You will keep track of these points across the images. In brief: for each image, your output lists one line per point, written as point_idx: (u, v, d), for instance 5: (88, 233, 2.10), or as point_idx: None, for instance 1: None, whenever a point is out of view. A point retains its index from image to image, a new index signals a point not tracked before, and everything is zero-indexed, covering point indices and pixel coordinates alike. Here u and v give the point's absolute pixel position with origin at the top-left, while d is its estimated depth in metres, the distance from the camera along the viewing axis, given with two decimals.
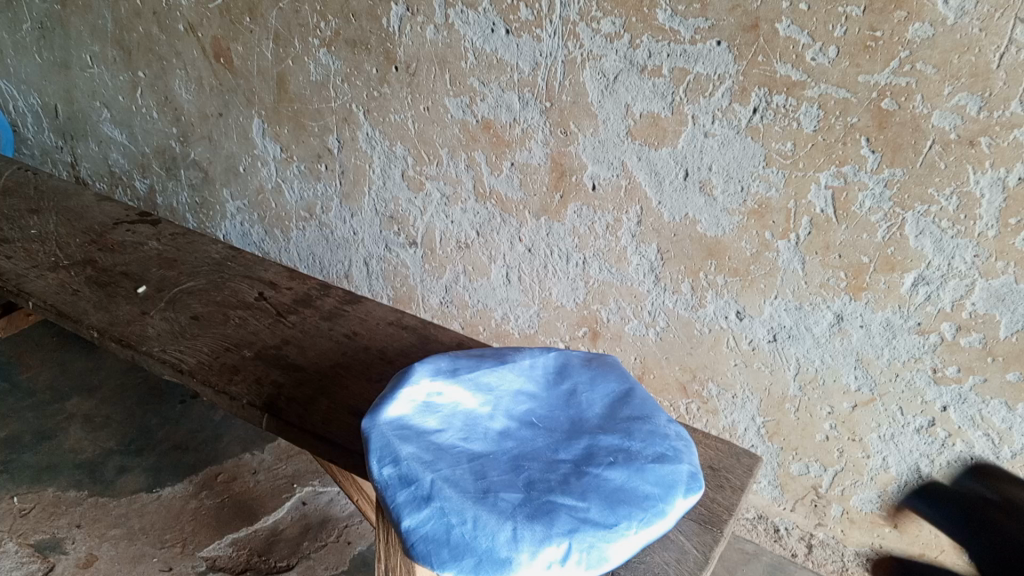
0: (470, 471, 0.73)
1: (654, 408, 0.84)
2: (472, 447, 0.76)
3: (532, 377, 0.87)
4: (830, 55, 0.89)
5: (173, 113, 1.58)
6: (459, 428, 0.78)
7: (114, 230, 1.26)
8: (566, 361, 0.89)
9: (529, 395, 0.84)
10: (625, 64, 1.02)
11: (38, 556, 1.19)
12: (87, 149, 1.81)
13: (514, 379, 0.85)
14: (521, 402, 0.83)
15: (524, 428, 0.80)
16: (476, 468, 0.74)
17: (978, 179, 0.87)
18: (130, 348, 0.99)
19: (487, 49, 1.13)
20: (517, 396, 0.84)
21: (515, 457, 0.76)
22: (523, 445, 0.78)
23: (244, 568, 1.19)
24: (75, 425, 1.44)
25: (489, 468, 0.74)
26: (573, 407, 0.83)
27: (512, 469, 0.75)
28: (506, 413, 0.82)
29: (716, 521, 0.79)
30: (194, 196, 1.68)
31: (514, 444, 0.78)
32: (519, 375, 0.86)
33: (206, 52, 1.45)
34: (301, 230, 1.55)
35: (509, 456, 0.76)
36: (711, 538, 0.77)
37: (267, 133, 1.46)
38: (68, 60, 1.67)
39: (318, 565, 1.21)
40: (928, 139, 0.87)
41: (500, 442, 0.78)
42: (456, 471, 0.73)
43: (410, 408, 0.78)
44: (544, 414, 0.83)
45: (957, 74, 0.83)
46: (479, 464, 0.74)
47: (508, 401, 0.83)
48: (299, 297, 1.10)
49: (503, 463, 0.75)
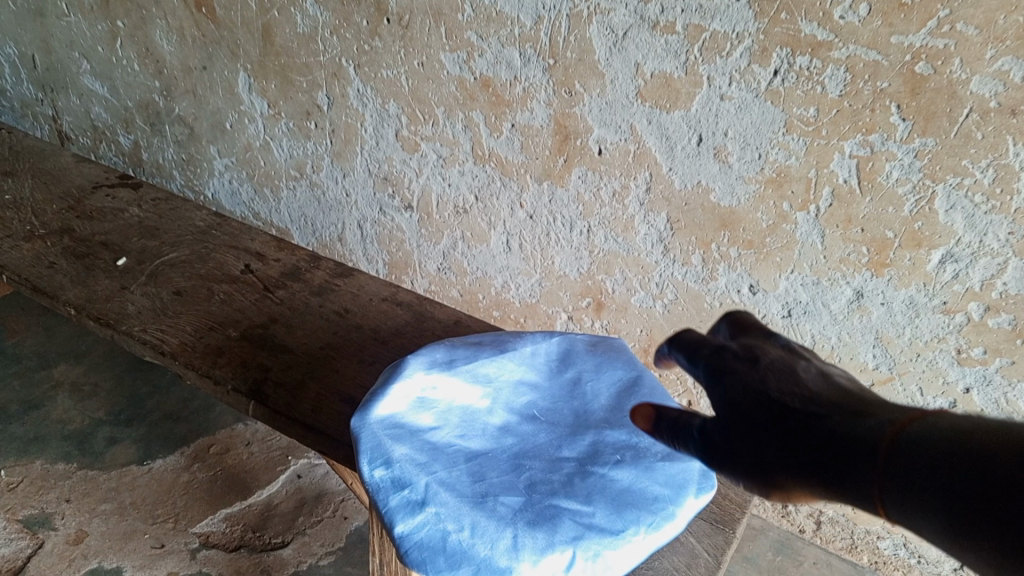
0: (467, 472, 0.69)
1: (663, 398, 0.79)
2: (470, 446, 0.72)
3: (535, 367, 0.82)
4: (861, 13, 0.80)
5: (155, 65, 1.50)
6: (456, 426, 0.73)
7: (93, 195, 1.20)
8: (569, 348, 0.84)
9: (531, 387, 0.80)
10: (636, 19, 0.94)
11: (27, 532, 1.16)
12: (67, 102, 1.73)
13: (515, 369, 0.80)
14: (522, 394, 0.79)
15: (525, 423, 0.76)
16: (474, 469, 0.69)
17: (1018, 151, 0.79)
18: (109, 327, 0.94)
19: (485, 1, 1.04)
20: (518, 388, 0.79)
21: (516, 456, 0.72)
22: (524, 442, 0.73)
23: (237, 545, 1.16)
24: (63, 395, 1.41)
25: (488, 468, 0.70)
26: (577, 400, 0.79)
27: (513, 469, 0.70)
28: (506, 408, 0.77)
29: (728, 520, 0.78)
30: (181, 152, 1.60)
31: (514, 442, 0.73)
32: (520, 365, 0.81)
33: (186, 1, 1.36)
34: (292, 190, 1.48)
35: (509, 455, 0.72)
36: (723, 539, 0.76)
37: (253, 88, 1.38)
38: (43, 7, 1.57)
39: (313, 542, 1.18)
40: (965, 107, 0.80)
41: (500, 440, 0.73)
42: (453, 473, 0.68)
43: (405, 404, 0.73)
44: (546, 407, 0.78)
45: (1002, 36, 0.74)
46: (477, 464, 0.70)
47: (508, 394, 0.78)
48: (287, 270, 1.05)
49: (502, 463, 0.71)
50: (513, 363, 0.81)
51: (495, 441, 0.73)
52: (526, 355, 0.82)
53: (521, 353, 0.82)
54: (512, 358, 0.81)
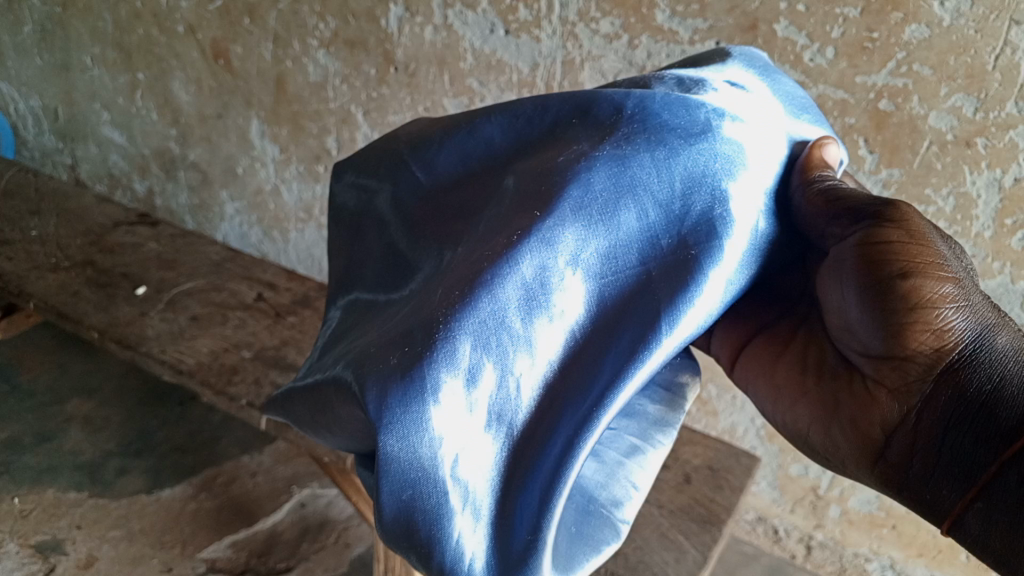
0: (637, 86, 0.53)
1: (510, 207, 0.48)
2: (758, 225, 0.46)
3: (446, 479, 0.43)
4: (828, 56, 0.89)
5: (173, 114, 1.60)
6: (548, 311, 0.44)
7: (114, 231, 1.27)
8: (538, 279, 0.44)
9: (430, 373, 0.42)
10: (625, 65, 1.03)
11: (39, 556, 1.25)
12: (86, 152, 1.82)
13: (552, 527, 0.43)
14: (446, 353, 0.42)
15: (490, 317, 0.43)
16: (595, 94, 0.50)
17: (975, 180, 0.88)
18: (129, 349, 1.00)
19: (487, 50, 1.13)
20: (499, 394, 0.44)
21: (517, 235, 0.44)
22: (501, 225, 0.47)
23: (244, 569, 1.27)
24: (75, 427, 1.50)
25: (580, 124, 0.50)
26: (329, 390, 0.49)
27: (465, 116, 0.59)
28: (544, 308, 0.44)
29: (715, 520, 0.89)
30: (194, 197, 1.68)
31: (544, 276, 0.44)
32: (521, 473, 0.44)
33: (205, 54, 1.47)
34: (300, 232, 1.55)
35: (550, 169, 0.47)
36: (710, 537, 0.86)
37: (266, 134, 1.47)
38: (68, 62, 1.69)
39: (318, 567, 1.30)
40: (926, 140, 0.88)
41: (570, 237, 0.44)
42: (708, 102, 0.48)
43: (597, 354, 0.45)
44: (536, 304, 0.44)
45: (953, 75, 0.83)
46: (654, 133, 0.46)
47: (547, 366, 0.45)
48: (298, 298, 1.12)
49: (478, 140, 0.56)
50: (624, 526, 0.49)
51: (587, 234, 0.45)
52: (479, 502, 0.44)
53: (460, 511, 0.43)
54: (592, 520, 0.49)
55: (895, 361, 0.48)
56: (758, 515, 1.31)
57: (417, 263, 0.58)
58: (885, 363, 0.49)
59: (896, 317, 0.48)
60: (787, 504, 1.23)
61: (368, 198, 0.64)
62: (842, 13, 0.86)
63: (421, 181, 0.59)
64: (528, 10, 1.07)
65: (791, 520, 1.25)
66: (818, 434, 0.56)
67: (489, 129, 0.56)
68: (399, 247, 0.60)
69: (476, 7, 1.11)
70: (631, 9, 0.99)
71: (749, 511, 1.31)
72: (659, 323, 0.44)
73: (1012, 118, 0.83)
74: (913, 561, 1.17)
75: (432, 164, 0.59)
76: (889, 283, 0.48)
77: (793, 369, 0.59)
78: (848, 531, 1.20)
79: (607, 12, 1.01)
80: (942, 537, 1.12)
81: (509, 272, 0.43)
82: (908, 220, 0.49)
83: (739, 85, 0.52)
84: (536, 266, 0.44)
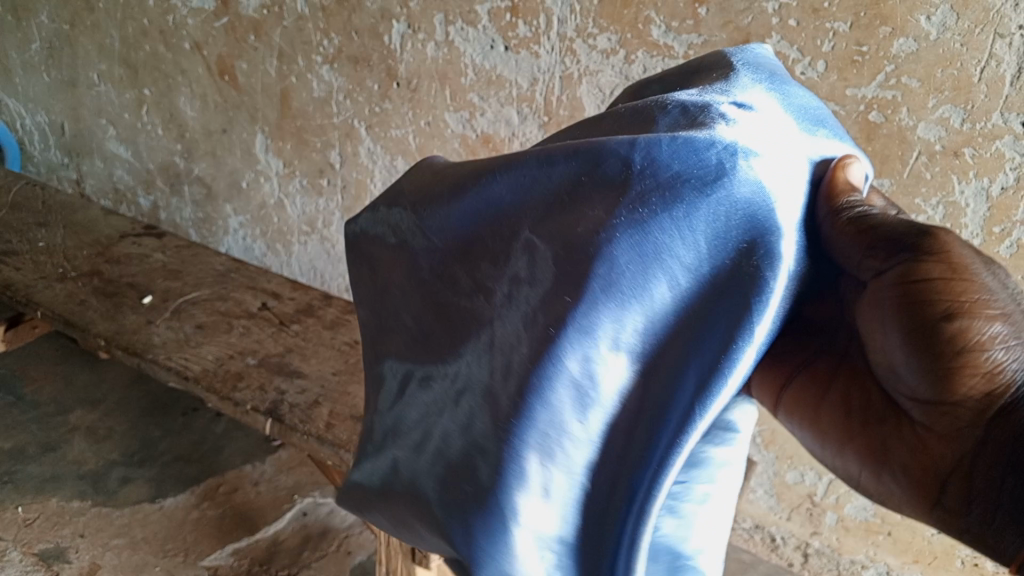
0: (643, 120, 0.51)
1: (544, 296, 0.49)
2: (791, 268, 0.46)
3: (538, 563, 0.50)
4: (819, 69, 0.91)
5: (178, 129, 1.63)
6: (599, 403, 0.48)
7: (120, 242, 1.30)
8: (585, 378, 0.47)
9: (509, 498, 0.50)
10: (621, 79, 1.05)
11: (42, 564, 1.26)
12: (92, 166, 1.85)
13: None
14: (518, 474, 0.49)
15: (546, 424, 0.48)
16: (597, 142, 0.48)
17: (963, 189, 0.90)
18: (135, 356, 1.01)
19: (487, 65, 1.16)
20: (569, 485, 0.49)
21: (555, 335, 0.47)
22: (540, 312, 0.49)
23: None
24: (78, 438, 1.51)
25: (586, 179, 0.48)
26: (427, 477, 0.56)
27: (469, 170, 0.56)
28: (595, 403, 0.48)
29: None
30: (198, 211, 1.71)
31: (589, 375, 0.47)
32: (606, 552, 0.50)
33: (210, 70, 1.50)
34: (303, 245, 1.57)
35: (574, 242, 0.48)
36: None
37: (270, 148, 1.50)
38: (76, 78, 1.72)
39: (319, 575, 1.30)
40: (914, 150, 0.90)
41: (607, 327, 0.46)
42: (719, 138, 0.45)
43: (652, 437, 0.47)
44: (586, 402, 0.48)
45: (940, 88, 0.86)
46: (669, 188, 0.45)
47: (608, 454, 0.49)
48: (301, 307, 1.14)
49: (488, 198, 0.53)
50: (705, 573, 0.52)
51: (624, 321, 0.46)
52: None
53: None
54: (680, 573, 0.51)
55: (945, 407, 0.44)
56: (756, 523, 1.32)
57: (457, 328, 0.56)
58: (934, 408, 0.45)
59: (942, 360, 0.44)
60: (783, 512, 1.24)
61: (382, 254, 0.62)
62: (832, 28, 0.88)
63: (436, 241, 0.57)
64: (527, 27, 1.10)
65: (788, 528, 1.26)
66: (870, 481, 0.51)
67: (493, 184, 0.53)
68: (425, 307, 0.59)
69: (477, 24, 1.14)
70: (627, 25, 1.02)
71: (747, 519, 1.32)
72: (695, 399, 0.45)
73: (998, 129, 0.85)
74: (910, 567, 1.18)
75: (443, 222, 0.57)
76: (934, 324, 0.44)
77: (838, 412, 0.55)
78: (844, 538, 1.21)
79: (604, 28, 1.03)
80: (937, 543, 1.13)
81: (553, 380, 0.47)
82: (948, 252, 0.45)
83: (746, 105, 0.49)
84: (578, 367, 0.47)
